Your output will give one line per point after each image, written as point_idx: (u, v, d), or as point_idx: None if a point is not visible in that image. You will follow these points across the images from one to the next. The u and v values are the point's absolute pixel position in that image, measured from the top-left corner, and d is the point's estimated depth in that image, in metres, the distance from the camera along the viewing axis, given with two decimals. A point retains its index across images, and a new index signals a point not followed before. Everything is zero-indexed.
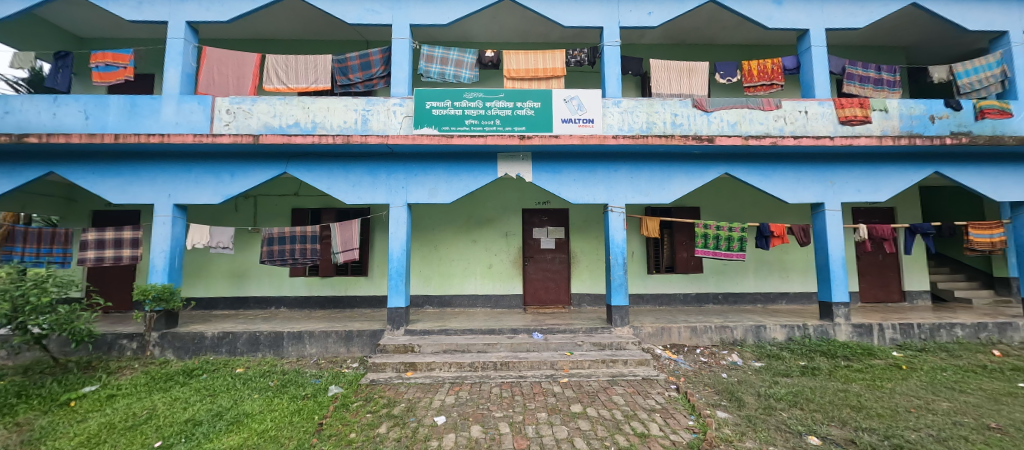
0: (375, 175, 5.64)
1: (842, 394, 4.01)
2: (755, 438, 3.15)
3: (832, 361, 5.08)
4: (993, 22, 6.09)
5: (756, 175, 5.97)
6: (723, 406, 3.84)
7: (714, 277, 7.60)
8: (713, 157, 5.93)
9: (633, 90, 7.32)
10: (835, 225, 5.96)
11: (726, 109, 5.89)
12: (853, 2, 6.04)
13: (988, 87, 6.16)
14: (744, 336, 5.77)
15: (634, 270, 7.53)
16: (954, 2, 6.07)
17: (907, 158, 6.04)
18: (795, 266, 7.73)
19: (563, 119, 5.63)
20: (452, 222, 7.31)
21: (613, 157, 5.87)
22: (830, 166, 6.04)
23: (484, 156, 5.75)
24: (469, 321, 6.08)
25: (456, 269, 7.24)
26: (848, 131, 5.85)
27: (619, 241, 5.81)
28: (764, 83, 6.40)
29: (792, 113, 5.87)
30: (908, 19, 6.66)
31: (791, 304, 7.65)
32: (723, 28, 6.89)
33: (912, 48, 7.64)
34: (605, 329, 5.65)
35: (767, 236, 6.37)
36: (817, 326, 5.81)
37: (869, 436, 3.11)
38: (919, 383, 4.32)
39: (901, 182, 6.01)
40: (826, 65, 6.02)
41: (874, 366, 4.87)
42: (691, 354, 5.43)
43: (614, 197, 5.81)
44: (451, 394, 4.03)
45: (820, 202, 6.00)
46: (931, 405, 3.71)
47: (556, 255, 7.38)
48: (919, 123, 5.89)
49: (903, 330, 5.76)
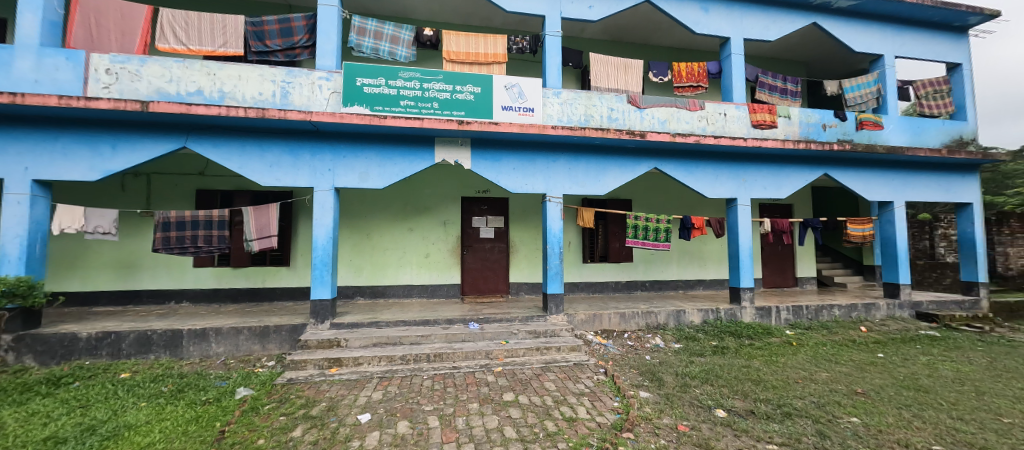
0: (296, 155, 5.12)
1: (745, 369, 4.49)
2: (671, 414, 3.38)
3: (738, 340, 5.67)
4: (873, 46, 7.05)
5: (682, 171, 6.39)
6: (645, 386, 4.08)
7: (643, 266, 8.09)
8: (645, 152, 6.23)
9: (573, 82, 7.44)
10: (745, 218, 6.60)
11: (657, 107, 6.21)
12: (767, 16, 6.65)
13: (867, 102, 7.16)
14: (666, 320, 6.22)
15: (571, 259, 7.75)
16: (844, 25, 6.94)
17: (804, 161, 6.85)
18: (711, 255, 8.49)
19: (504, 107, 5.53)
20: (386, 209, 6.93)
21: (552, 148, 5.91)
22: (743, 165, 6.65)
23: (420, 139, 5.47)
24: (403, 312, 5.85)
25: (390, 259, 6.89)
26: (758, 134, 6.49)
27: (555, 230, 5.89)
28: (691, 85, 6.86)
29: (713, 115, 6.36)
30: (808, 36, 7.47)
31: (706, 290, 8.41)
32: (657, 29, 7.24)
33: (809, 62, 8.62)
34: (540, 317, 5.74)
35: (689, 228, 6.88)
36: (727, 309, 6.43)
37: (765, 406, 3.50)
38: (806, 357, 4.96)
39: (798, 182, 6.81)
40: (743, 73, 6.58)
41: (771, 344, 5.51)
42: (619, 338, 5.73)
43: (553, 187, 5.88)
44: (378, 389, 3.81)
45: (734, 198, 6.60)
46: (814, 376, 4.28)
47: (495, 245, 7.34)
48: (815, 131, 6.69)
49: (795, 312, 6.59)
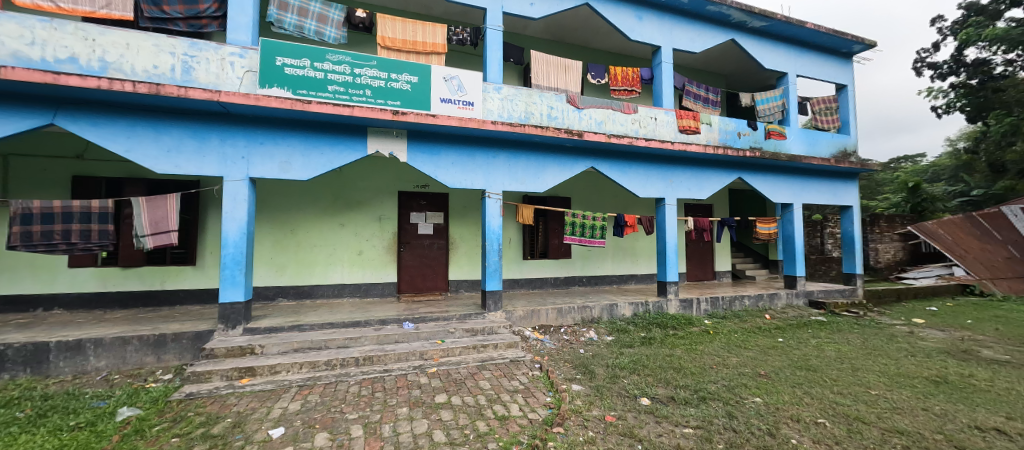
0: (202, 140, 4.51)
1: (669, 358, 4.81)
2: (600, 405, 3.50)
3: (664, 331, 6.07)
4: (779, 64, 7.90)
5: (616, 170, 6.68)
6: (578, 379, 4.19)
7: (580, 261, 8.36)
8: (582, 152, 6.41)
9: (515, 79, 7.44)
10: (672, 217, 7.08)
11: (595, 108, 6.41)
12: (693, 30, 7.15)
13: (774, 114, 7.98)
14: (600, 314, 6.48)
15: (511, 255, 7.77)
16: (757, 43, 7.68)
17: (723, 165, 7.50)
18: (642, 251, 9.02)
19: (442, 99, 5.35)
20: (314, 202, 6.41)
21: (492, 144, 5.85)
22: (670, 167, 7.11)
23: (351, 129, 5.11)
24: (331, 314, 5.46)
25: (318, 256, 6.39)
26: (684, 139, 6.98)
27: (495, 227, 5.85)
28: (625, 89, 7.21)
29: (645, 118, 6.72)
30: (727, 51, 8.17)
31: (638, 284, 8.93)
32: (596, 33, 7.47)
33: (728, 75, 9.45)
34: (478, 315, 5.68)
35: (622, 225, 7.22)
36: (655, 302, 6.86)
37: (684, 392, 3.76)
38: (720, 344, 5.43)
39: (717, 185, 7.45)
40: (672, 80, 7.02)
41: (691, 333, 5.96)
42: (556, 333, 5.86)
43: (492, 184, 5.82)
44: (296, 400, 3.50)
45: (662, 198, 7.04)
46: (726, 361, 4.70)
47: (434, 241, 7.14)
48: (731, 138, 7.35)
49: (712, 303, 7.22)
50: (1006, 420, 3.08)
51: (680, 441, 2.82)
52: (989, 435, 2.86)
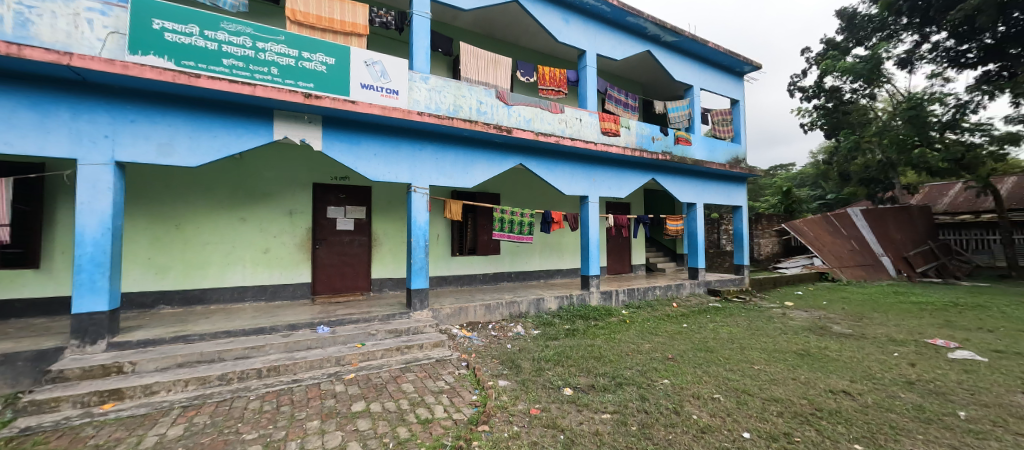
0: (44, 111, 3.60)
1: (590, 348, 5.08)
2: (526, 399, 3.54)
3: (586, 322, 6.39)
4: (687, 77, 8.75)
5: (544, 168, 6.85)
6: (504, 374, 4.21)
7: (509, 257, 8.45)
8: (511, 149, 6.46)
9: (443, 70, 7.23)
10: (594, 214, 7.48)
11: (523, 106, 6.50)
12: (614, 38, 7.60)
13: (682, 122, 8.83)
14: (527, 309, 6.62)
15: (439, 252, 7.58)
16: (669, 56, 8.42)
17: (638, 167, 8.12)
18: (568, 247, 9.41)
19: (363, 85, 4.96)
20: (208, 193, 5.56)
21: (419, 136, 5.60)
22: (593, 167, 7.49)
23: (253, 110, 4.50)
24: (228, 320, 4.79)
25: (213, 255, 5.58)
26: (606, 140, 7.41)
27: (421, 222, 5.63)
28: (553, 89, 7.41)
29: (571, 119, 6.98)
30: (643, 61, 8.83)
31: (563, 278, 9.31)
32: (524, 32, 7.56)
33: (644, 84, 10.25)
34: (402, 315, 5.42)
35: (549, 222, 7.45)
36: (578, 295, 7.20)
37: (603, 379, 3.98)
38: (635, 332, 5.88)
39: (634, 184, 8.04)
40: (595, 84, 7.39)
41: (610, 323, 6.37)
42: (484, 330, 5.84)
43: (418, 177, 5.59)
44: (179, 424, 2.98)
45: (586, 195, 7.40)
46: (640, 348, 5.09)
47: (354, 238, 6.66)
48: (647, 141, 7.97)
49: (629, 294, 7.80)
50: (849, 383, 3.77)
51: (599, 426, 2.96)
52: (838, 396, 3.47)
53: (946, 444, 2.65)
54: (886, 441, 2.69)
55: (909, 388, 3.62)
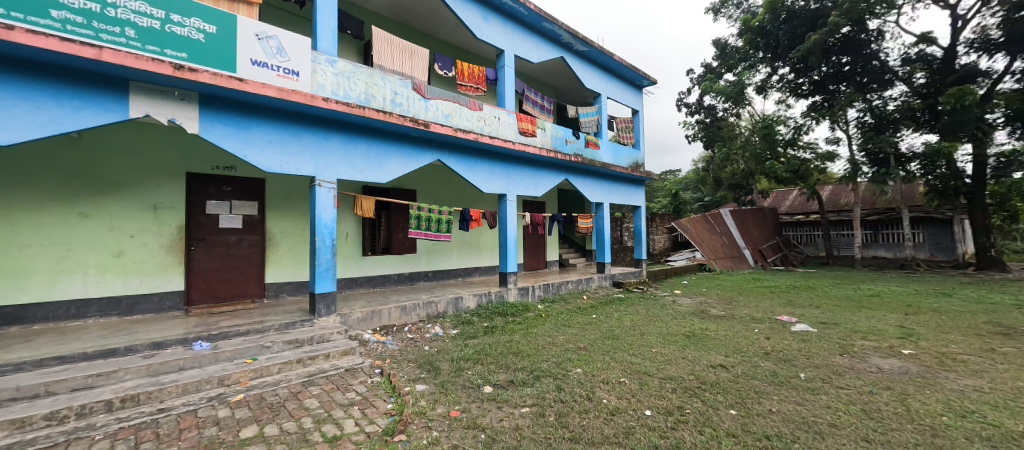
0: None
1: (509, 344, 5.16)
2: (445, 401, 3.45)
3: (504, 318, 6.49)
4: (596, 85, 9.42)
5: (462, 165, 6.76)
6: (422, 378, 4.04)
7: (426, 256, 8.19)
8: (429, 144, 6.25)
9: (352, 55, 6.67)
10: (512, 212, 7.64)
11: (441, 100, 6.35)
12: (531, 41, 7.82)
13: (591, 127, 9.48)
14: (445, 308, 6.49)
15: (348, 252, 7.01)
16: (580, 64, 8.97)
17: (552, 167, 8.51)
18: (485, 245, 9.47)
19: (255, 61, 4.31)
20: (29, 180, 4.30)
21: (324, 125, 5.08)
22: (511, 165, 7.63)
23: (97, 78, 3.57)
24: (60, 343, 3.76)
25: (36, 261, 4.34)
26: (523, 140, 7.61)
27: (327, 220, 5.11)
28: (472, 85, 7.38)
29: (490, 117, 7.02)
30: (557, 67, 9.27)
31: (481, 276, 9.34)
32: (442, 25, 7.36)
33: (557, 88, 10.77)
34: (304, 323, 4.88)
35: (467, 219, 7.41)
36: (496, 292, 7.30)
37: (522, 373, 4.07)
38: (550, 325, 6.15)
39: (548, 184, 8.40)
40: (513, 84, 7.53)
41: (527, 318, 6.56)
42: (399, 333, 5.55)
43: (324, 170, 5.07)
44: None
45: (504, 194, 7.50)
46: (555, 340, 5.34)
47: (243, 237, 5.80)
48: (561, 143, 8.39)
49: (544, 288, 8.15)
50: (724, 357, 4.45)
51: (518, 421, 3.01)
52: (717, 370, 4.06)
53: (793, 401, 3.27)
54: (752, 404, 3.23)
55: (766, 358, 4.41)
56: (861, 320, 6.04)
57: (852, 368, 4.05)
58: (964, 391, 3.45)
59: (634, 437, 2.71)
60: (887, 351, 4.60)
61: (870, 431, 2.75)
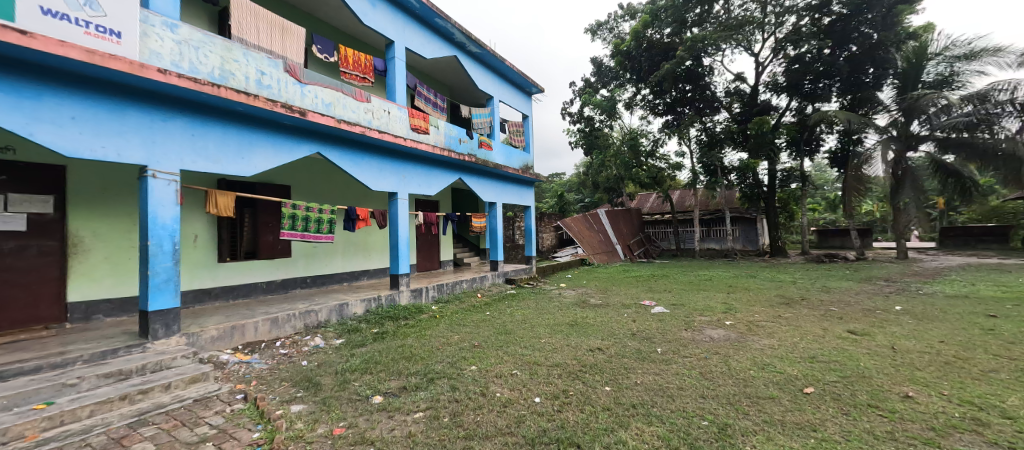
0: None
1: (401, 349, 4.93)
2: (327, 420, 3.13)
3: (395, 322, 6.19)
4: (488, 88, 9.64)
5: (347, 160, 6.23)
6: (298, 397, 3.59)
7: (303, 261, 7.31)
8: (305, 135, 5.60)
9: (203, 22, 5.56)
10: (403, 211, 7.35)
11: (320, 87, 5.77)
12: (422, 35, 7.61)
13: (484, 128, 9.67)
14: (327, 317, 5.91)
15: (199, 258, 5.85)
16: (473, 66, 9.08)
17: (446, 166, 8.43)
18: (374, 246, 8.89)
19: (49, 11, 3.25)
20: None
21: (162, 102, 4.11)
22: (402, 163, 7.31)
23: None
24: None
25: None
26: (415, 137, 7.38)
27: (166, 219, 4.16)
28: (357, 75, 6.87)
29: (378, 110, 6.63)
30: (450, 66, 9.21)
31: (370, 279, 8.74)
32: (322, 4, 6.65)
33: (451, 87, 10.70)
34: (134, 348, 3.88)
35: (353, 219, 6.87)
36: (387, 295, 6.92)
37: (415, 378, 3.94)
38: (444, 326, 6.08)
39: (441, 183, 8.31)
40: (404, 78, 7.24)
41: (420, 320, 6.38)
42: (268, 349, 4.83)
43: (161, 158, 4.10)
44: None
45: (394, 192, 7.16)
46: (449, 340, 5.30)
47: (30, 243, 4.36)
48: (454, 143, 8.37)
49: (438, 289, 8.03)
50: (601, 341, 5.02)
51: (411, 428, 2.91)
52: (595, 353, 4.55)
53: (652, 372, 3.87)
54: (622, 379, 3.71)
55: (633, 338, 5.12)
56: (699, 300, 7.47)
57: (693, 339, 4.98)
58: (762, 349, 4.55)
59: (525, 425, 2.87)
60: (716, 323, 5.78)
61: (705, 388, 3.42)
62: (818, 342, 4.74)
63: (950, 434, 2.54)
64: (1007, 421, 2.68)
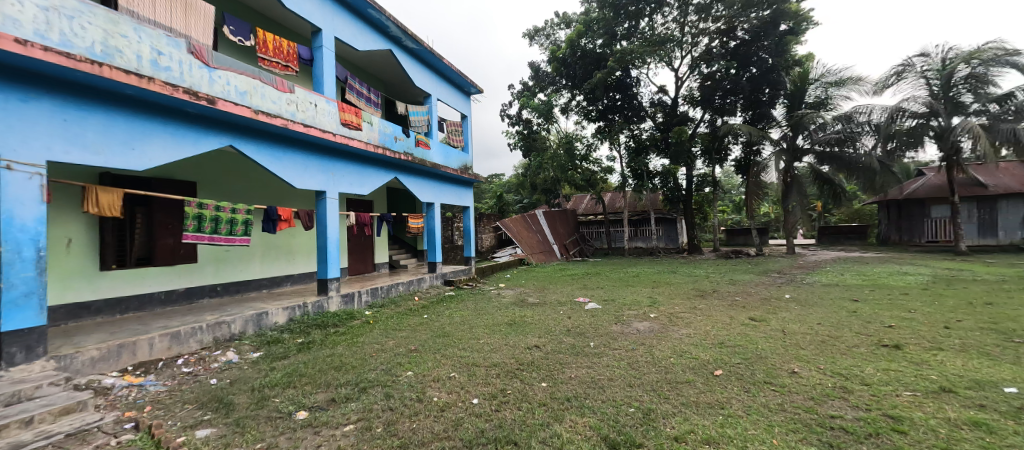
0: None
1: (329, 358, 4.61)
2: (242, 443, 2.81)
3: (323, 331, 5.77)
4: (426, 86, 9.40)
5: (266, 155, 5.68)
6: (206, 420, 3.18)
7: (212, 266, 6.53)
8: (214, 125, 5.00)
9: None
10: (333, 211, 6.89)
11: (233, 73, 5.20)
12: (354, 26, 7.20)
13: (421, 127, 9.42)
14: (242, 328, 5.33)
15: (75, 266, 4.95)
16: (410, 62, 8.79)
17: (380, 164, 8.07)
18: (299, 249, 8.22)
19: None
20: None
21: (20, 78, 3.40)
22: (331, 160, 6.85)
23: None
24: None
25: None
26: (346, 132, 6.96)
27: (26, 219, 3.44)
28: (279, 62, 6.31)
29: (303, 102, 6.14)
30: (385, 60, 8.82)
31: (294, 285, 8.05)
32: None
33: (385, 82, 10.26)
34: None
35: (274, 219, 6.30)
36: (314, 302, 6.44)
37: (345, 389, 3.70)
38: (378, 331, 5.82)
39: (375, 182, 7.93)
40: (333, 70, 6.81)
41: (351, 327, 6.02)
42: (168, 369, 4.22)
43: (18, 146, 3.38)
44: None
45: (322, 191, 6.68)
46: (383, 346, 5.07)
47: None
48: (389, 140, 8.05)
49: (372, 293, 7.65)
50: (537, 339, 5.15)
51: (340, 442, 2.73)
52: (532, 350, 4.67)
53: (586, 366, 4.06)
54: (558, 375, 3.84)
55: (568, 333, 5.33)
56: (627, 295, 8.01)
57: (622, 332, 5.33)
58: (681, 338, 5.00)
59: (462, 427, 2.85)
60: (642, 316, 6.25)
61: (632, 378, 3.68)
62: (726, 329, 5.34)
63: (825, 401, 3.01)
64: (865, 387, 3.25)
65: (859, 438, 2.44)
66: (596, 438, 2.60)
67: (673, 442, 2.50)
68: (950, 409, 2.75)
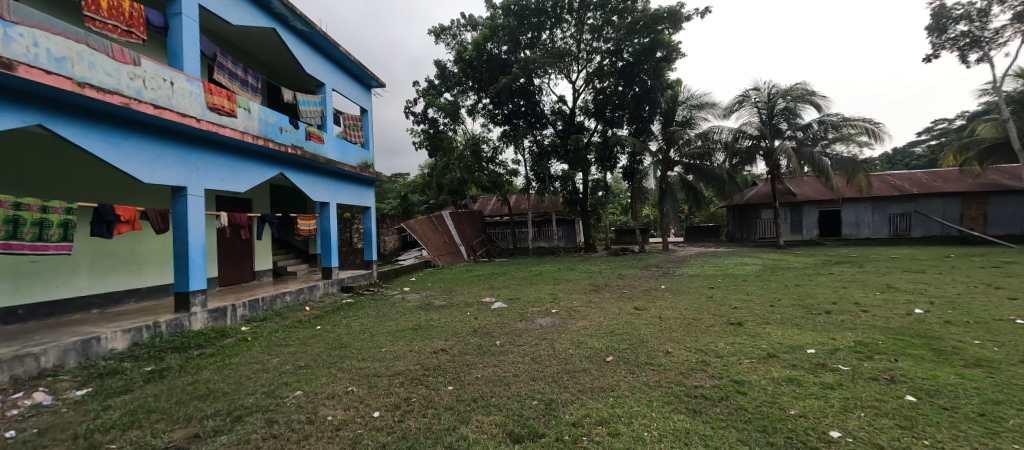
0: None
1: (193, 386, 3.88)
2: None
3: (183, 354, 4.82)
4: (319, 73, 8.55)
5: (98, 140, 4.52)
6: None
7: (9, 283, 4.95)
8: (12, 97, 3.79)
9: None
10: (197, 211, 5.82)
11: (44, 32, 4.00)
12: None
13: (314, 118, 8.55)
14: (59, 361, 4.15)
15: None
16: (300, 45, 7.91)
17: (260, 158, 7.05)
18: (148, 257, 6.73)
19: None
20: None
21: None
22: (193, 150, 5.76)
23: None
24: None
25: None
26: (215, 119, 5.94)
27: None
28: (119, 26, 5.11)
29: (154, 78, 5.05)
30: (267, 40, 7.77)
31: (140, 302, 6.55)
32: None
33: (266, 64, 9.01)
34: None
35: (110, 221, 5.07)
36: (170, 321, 5.33)
37: (214, 420, 3.15)
38: (258, 349, 5.06)
39: (254, 178, 6.90)
40: (197, 44, 5.76)
41: (223, 346, 5.15)
42: None
43: None
44: None
45: (182, 187, 5.59)
46: (266, 365, 4.46)
47: None
48: (272, 131, 7.10)
49: (251, 306, 6.65)
50: (444, 342, 5.07)
51: None
52: (438, 354, 4.58)
53: (492, 365, 4.13)
54: (464, 376, 3.83)
55: (474, 334, 5.36)
56: (530, 293, 8.39)
57: (526, 329, 5.56)
58: (578, 329, 5.43)
59: (362, 444, 2.65)
60: (544, 312, 6.61)
61: (535, 371, 3.86)
62: (616, 318, 5.96)
63: (691, 374, 3.56)
64: (718, 359, 3.94)
65: (714, 401, 2.95)
66: (502, 434, 2.66)
67: (571, 428, 2.69)
68: (775, 370, 3.50)
